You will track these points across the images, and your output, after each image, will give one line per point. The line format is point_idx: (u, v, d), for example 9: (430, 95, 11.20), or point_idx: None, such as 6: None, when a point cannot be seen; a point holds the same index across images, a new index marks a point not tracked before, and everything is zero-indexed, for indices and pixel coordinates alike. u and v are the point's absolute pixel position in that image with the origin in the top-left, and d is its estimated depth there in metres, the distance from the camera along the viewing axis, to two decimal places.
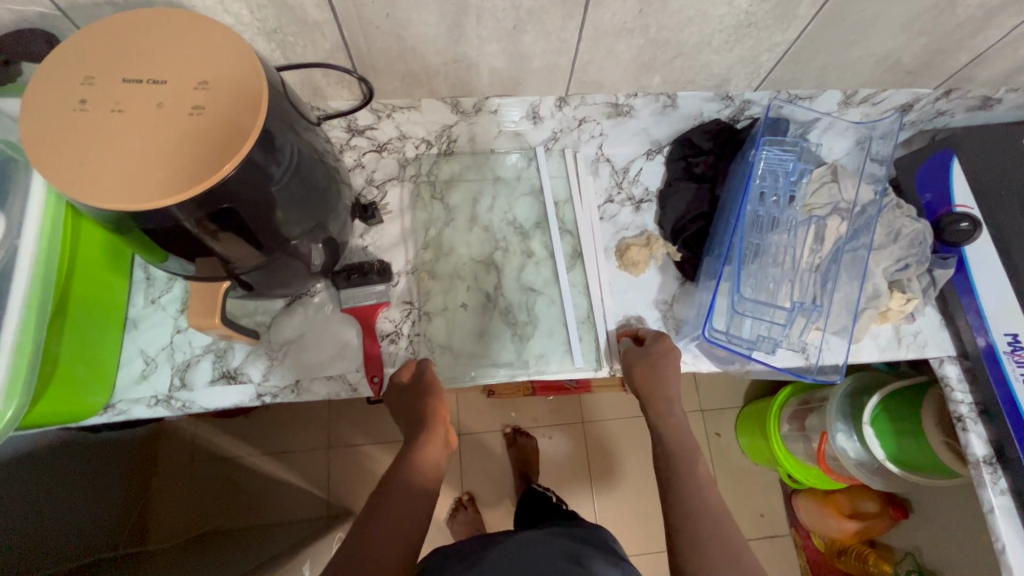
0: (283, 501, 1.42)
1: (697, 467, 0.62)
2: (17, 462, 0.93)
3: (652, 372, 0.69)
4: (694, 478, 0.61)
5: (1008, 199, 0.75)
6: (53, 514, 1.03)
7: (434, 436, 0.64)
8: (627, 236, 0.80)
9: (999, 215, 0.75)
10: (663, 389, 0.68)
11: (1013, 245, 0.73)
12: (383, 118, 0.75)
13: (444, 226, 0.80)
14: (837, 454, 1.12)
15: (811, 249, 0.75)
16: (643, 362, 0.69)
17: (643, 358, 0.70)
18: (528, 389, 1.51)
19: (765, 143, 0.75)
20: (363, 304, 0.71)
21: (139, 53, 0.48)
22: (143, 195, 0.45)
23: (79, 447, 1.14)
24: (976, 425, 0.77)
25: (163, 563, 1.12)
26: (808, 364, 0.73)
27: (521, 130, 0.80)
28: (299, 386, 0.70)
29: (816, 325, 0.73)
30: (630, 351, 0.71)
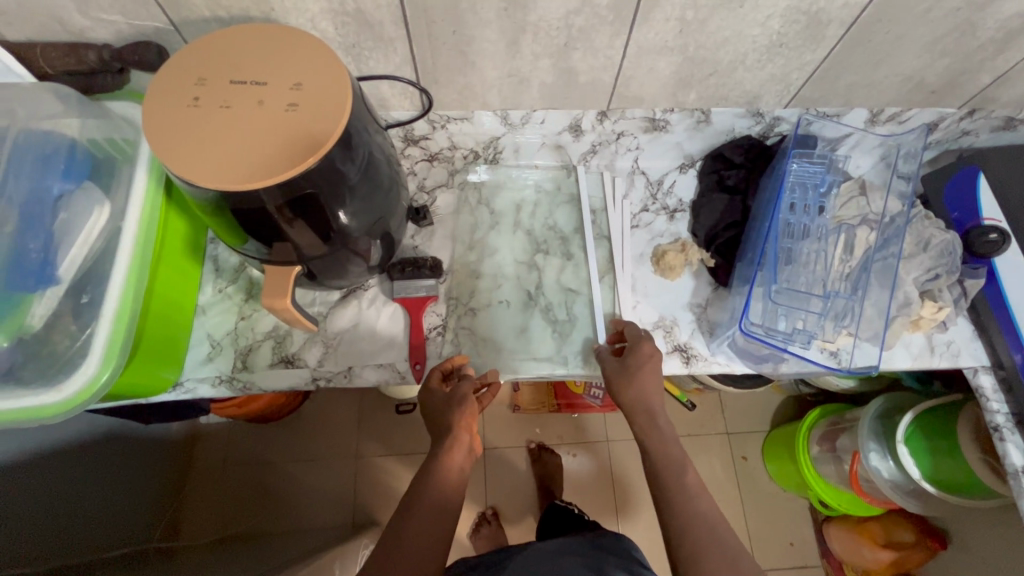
0: (310, 505, 1.44)
1: (682, 481, 0.63)
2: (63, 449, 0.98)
3: (635, 388, 0.67)
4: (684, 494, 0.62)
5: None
6: (92, 504, 1.08)
7: (457, 452, 0.65)
8: (662, 242, 0.84)
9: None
10: (645, 404, 0.67)
11: None
12: (437, 128, 0.82)
13: (489, 229, 0.85)
14: (870, 475, 1.11)
15: (842, 257, 0.79)
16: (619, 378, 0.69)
17: (620, 373, 0.69)
18: (554, 404, 1.52)
19: (794, 156, 0.80)
20: (414, 296, 0.76)
21: (244, 59, 0.55)
22: (236, 178, 0.51)
23: (122, 441, 1.20)
24: (1013, 435, 0.77)
25: (192, 559, 1.14)
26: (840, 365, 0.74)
27: (562, 142, 0.86)
28: (351, 372, 0.74)
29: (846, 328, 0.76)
30: (607, 363, 0.71)
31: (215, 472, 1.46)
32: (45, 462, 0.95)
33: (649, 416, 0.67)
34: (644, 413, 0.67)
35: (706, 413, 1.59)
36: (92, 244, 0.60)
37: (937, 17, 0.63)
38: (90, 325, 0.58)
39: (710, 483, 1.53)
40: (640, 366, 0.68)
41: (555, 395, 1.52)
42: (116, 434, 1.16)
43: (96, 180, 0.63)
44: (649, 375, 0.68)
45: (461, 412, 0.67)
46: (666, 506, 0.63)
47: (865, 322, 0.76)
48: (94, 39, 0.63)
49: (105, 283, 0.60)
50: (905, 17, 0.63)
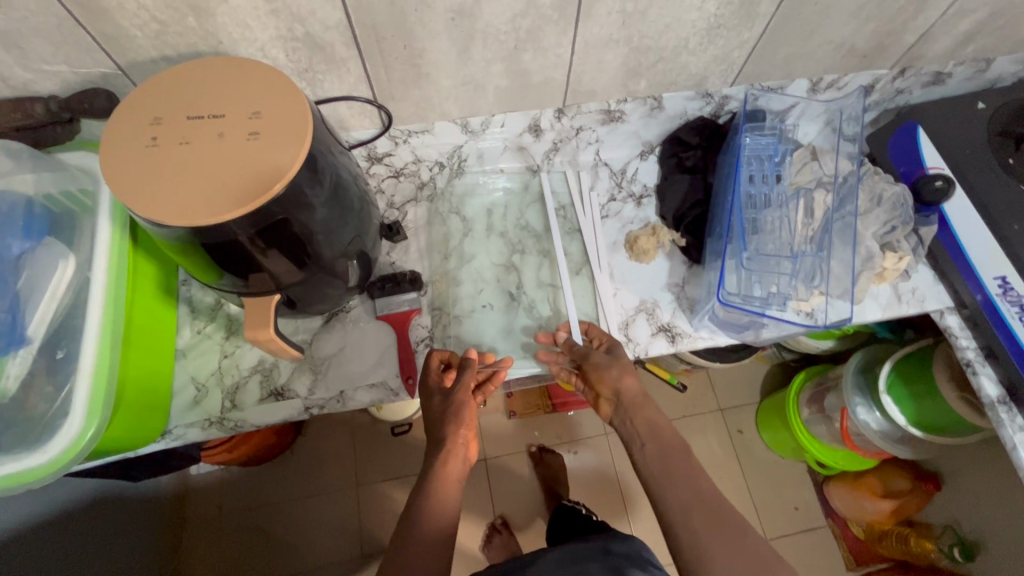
0: (315, 544, 1.41)
1: (683, 464, 0.64)
2: (49, 521, 0.94)
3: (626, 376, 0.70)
4: (686, 475, 0.63)
5: (977, 159, 0.82)
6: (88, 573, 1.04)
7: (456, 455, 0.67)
8: (633, 229, 0.86)
9: (968, 174, 0.82)
10: (638, 391, 0.70)
11: (986, 198, 0.79)
12: (399, 143, 0.83)
13: (463, 237, 0.86)
14: (861, 429, 1.15)
15: (804, 221, 0.82)
16: (612, 368, 0.71)
17: (612, 364, 0.71)
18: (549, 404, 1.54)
19: (746, 130, 0.84)
20: (397, 311, 0.77)
21: (198, 96, 0.55)
22: (201, 213, 0.50)
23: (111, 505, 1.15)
24: (984, 368, 0.81)
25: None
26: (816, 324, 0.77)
27: (524, 143, 0.87)
28: (344, 395, 0.74)
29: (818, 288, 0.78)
30: (598, 355, 0.72)
31: (211, 524, 1.41)
32: (32, 538, 0.90)
33: (645, 401, 0.69)
34: (638, 404, 0.70)
35: (697, 392, 1.62)
36: (60, 300, 0.59)
37: None
38: (67, 384, 0.57)
39: (710, 461, 1.55)
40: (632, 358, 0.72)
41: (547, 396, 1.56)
42: (105, 499, 1.12)
43: (57, 235, 0.61)
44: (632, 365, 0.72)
45: (460, 407, 0.68)
46: (667, 495, 0.62)
47: (835, 282, 0.78)
48: (39, 91, 0.62)
49: (78, 339, 0.58)
50: None
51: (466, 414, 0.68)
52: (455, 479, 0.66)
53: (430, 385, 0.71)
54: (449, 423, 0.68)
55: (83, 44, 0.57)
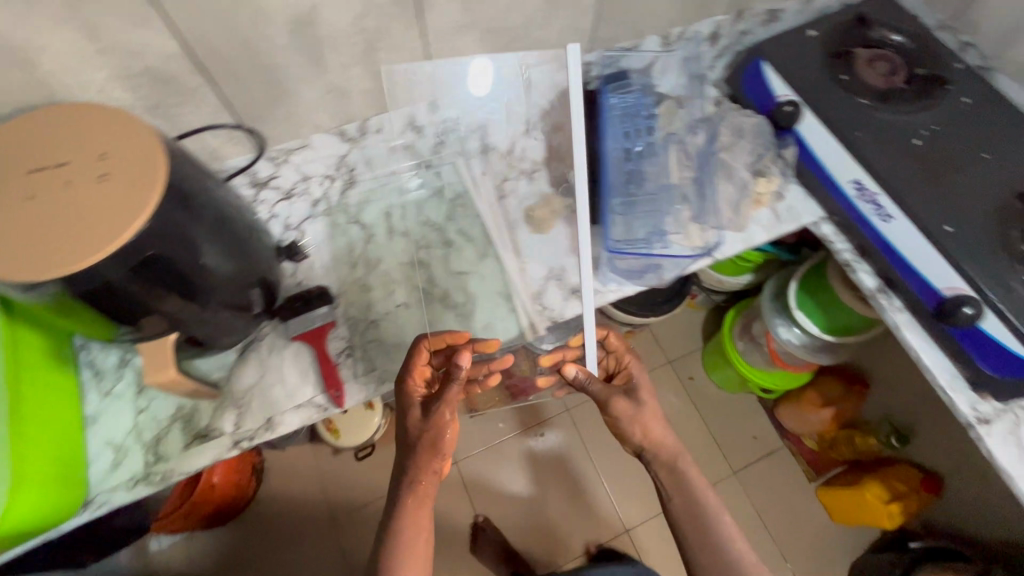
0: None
1: (713, 518, 0.75)
2: None
3: (653, 431, 0.79)
4: (715, 529, 0.75)
5: (818, 80, 0.90)
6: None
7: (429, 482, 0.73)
8: (530, 203, 0.89)
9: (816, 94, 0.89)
10: (668, 444, 0.79)
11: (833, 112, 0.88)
12: (280, 164, 0.84)
13: (366, 242, 0.86)
14: (785, 347, 1.24)
15: (682, 165, 0.92)
16: (639, 419, 0.79)
17: (637, 415, 0.79)
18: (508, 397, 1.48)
19: (612, 93, 0.91)
20: (312, 327, 0.77)
21: (35, 147, 0.54)
22: (62, 261, 0.49)
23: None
24: (860, 263, 0.89)
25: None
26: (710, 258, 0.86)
27: (410, 142, 0.88)
28: (272, 421, 0.73)
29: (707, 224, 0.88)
30: (623, 401, 0.79)
31: None
32: None
33: (674, 457, 0.79)
34: (671, 457, 0.80)
35: (645, 350, 1.69)
36: None
37: None
38: None
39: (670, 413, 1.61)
40: (651, 410, 0.80)
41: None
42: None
43: None
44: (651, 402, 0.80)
45: (447, 431, 0.71)
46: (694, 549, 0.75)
47: (718, 212, 0.88)
48: None
49: None
50: None
51: (440, 444, 0.71)
52: (425, 503, 0.73)
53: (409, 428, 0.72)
54: (428, 454, 0.71)
55: None
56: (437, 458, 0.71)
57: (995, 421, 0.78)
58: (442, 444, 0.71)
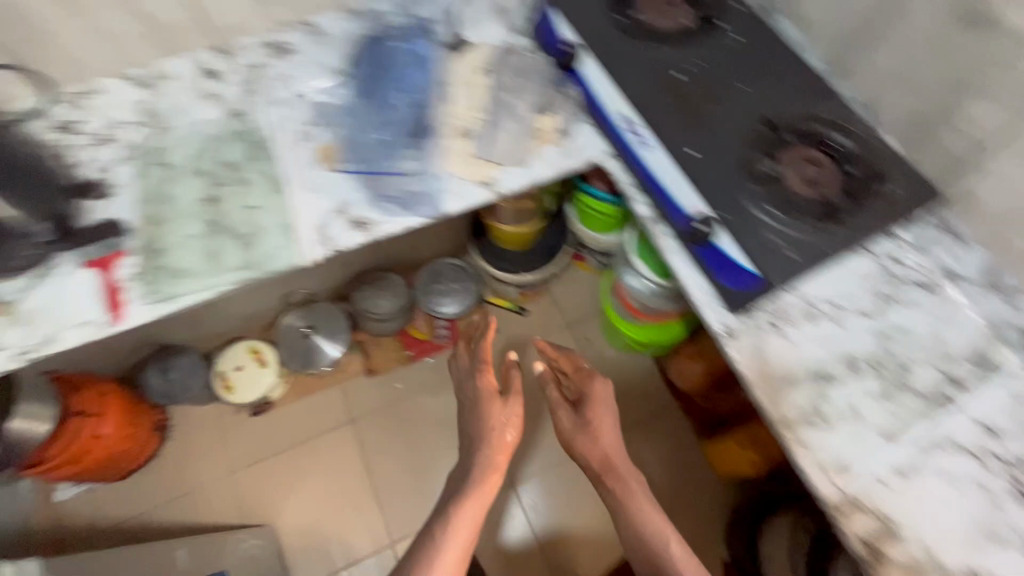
0: (202, 519, 1.56)
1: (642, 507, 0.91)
2: None
3: (596, 438, 0.95)
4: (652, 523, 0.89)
5: (593, 18, 0.94)
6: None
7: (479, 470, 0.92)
8: (325, 142, 0.95)
9: (587, 29, 0.94)
10: (603, 450, 0.94)
11: (599, 48, 0.92)
12: (86, 108, 0.91)
13: (166, 180, 0.92)
14: (634, 294, 1.32)
15: (471, 106, 0.96)
16: (581, 432, 0.96)
17: (583, 427, 0.96)
18: (404, 355, 1.73)
19: (398, 45, 1.01)
20: (102, 254, 0.86)
21: None
22: None
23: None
24: (638, 196, 0.90)
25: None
26: (494, 193, 0.92)
27: (212, 92, 0.97)
28: (50, 337, 0.80)
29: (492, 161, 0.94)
30: (569, 419, 0.98)
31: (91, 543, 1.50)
32: None
33: (614, 467, 0.93)
34: (606, 463, 0.94)
35: (541, 311, 1.81)
36: None
37: None
38: None
39: None
40: (596, 416, 0.96)
41: (406, 347, 1.73)
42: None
43: None
44: (604, 424, 0.96)
45: (508, 431, 0.96)
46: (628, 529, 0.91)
47: (498, 147, 0.94)
48: None
49: None
50: None
51: (510, 413, 0.96)
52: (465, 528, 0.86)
53: (491, 405, 0.97)
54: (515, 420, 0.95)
55: None
56: (510, 432, 0.96)
57: (741, 334, 0.82)
58: (515, 425, 0.96)
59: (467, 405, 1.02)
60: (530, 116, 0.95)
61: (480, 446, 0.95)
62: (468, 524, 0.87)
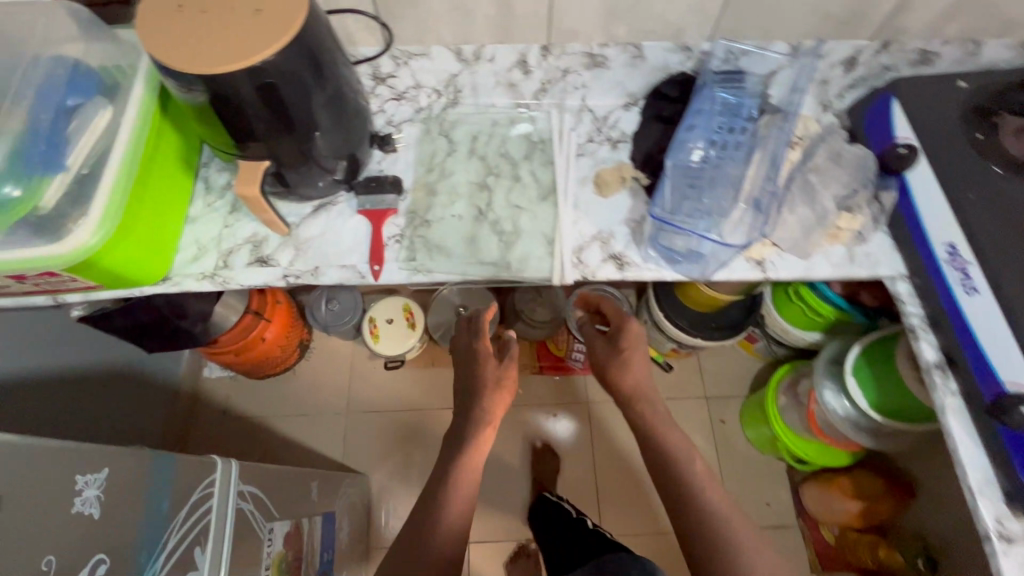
0: (308, 441, 1.63)
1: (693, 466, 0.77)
2: None
3: (622, 371, 0.86)
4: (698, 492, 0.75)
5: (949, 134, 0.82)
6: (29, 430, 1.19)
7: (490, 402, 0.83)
8: (604, 167, 0.92)
9: (937, 142, 0.82)
10: (639, 384, 0.85)
11: (950, 168, 0.80)
12: (400, 65, 0.92)
13: (446, 155, 0.94)
14: (825, 411, 1.19)
15: (766, 175, 0.88)
16: (615, 366, 0.87)
17: (612, 362, 0.87)
18: (536, 366, 1.69)
19: (713, 85, 0.91)
20: (377, 208, 0.87)
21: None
22: (226, 61, 0.61)
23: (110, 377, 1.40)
24: (927, 334, 0.82)
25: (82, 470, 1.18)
26: (764, 275, 0.85)
27: (514, 81, 0.94)
28: (318, 270, 0.84)
29: (771, 241, 0.85)
30: (602, 352, 0.90)
31: (216, 427, 1.62)
32: None
33: (660, 419, 0.82)
34: (641, 402, 0.84)
35: (682, 374, 1.71)
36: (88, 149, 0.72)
37: None
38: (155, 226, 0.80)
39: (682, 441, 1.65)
40: (629, 347, 0.87)
41: (540, 359, 1.70)
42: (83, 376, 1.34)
43: (105, 96, 0.76)
44: (634, 360, 0.86)
45: (499, 375, 0.85)
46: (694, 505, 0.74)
47: (784, 231, 0.85)
48: None
49: (95, 183, 0.71)
50: None
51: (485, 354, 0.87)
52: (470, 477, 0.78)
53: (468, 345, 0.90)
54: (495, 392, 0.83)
55: None
56: (502, 392, 0.85)
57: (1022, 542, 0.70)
58: (506, 372, 0.86)
59: (461, 360, 0.91)
60: (829, 204, 0.85)
61: (473, 399, 0.84)
62: (464, 494, 0.77)
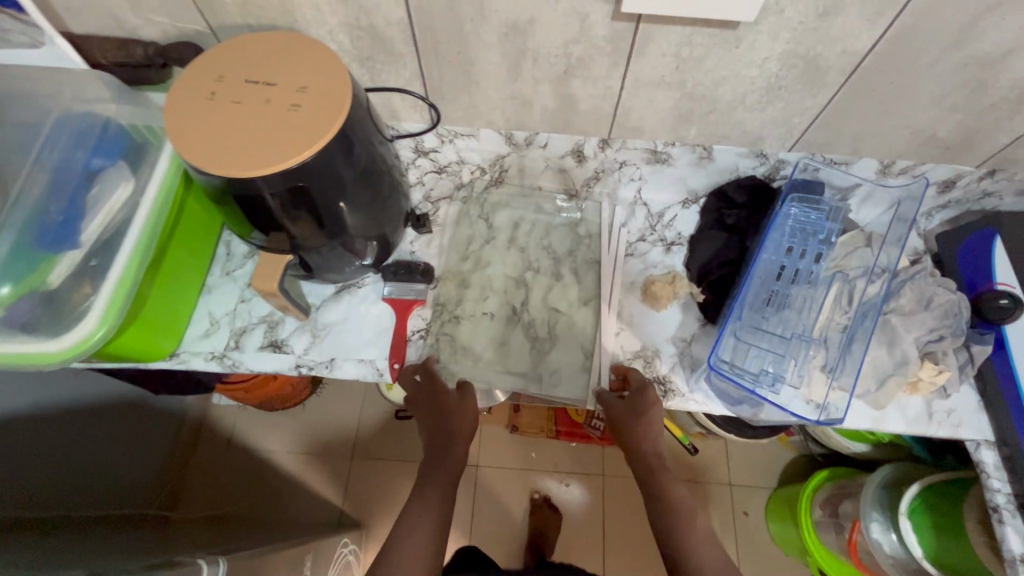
0: (299, 476, 1.52)
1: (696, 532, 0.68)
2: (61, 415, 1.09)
3: (629, 425, 0.72)
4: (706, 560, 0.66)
5: None
6: None
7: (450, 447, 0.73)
8: (655, 273, 0.84)
9: None
10: (644, 441, 0.73)
11: None
12: (445, 142, 0.85)
13: (483, 242, 0.88)
14: (871, 547, 1.06)
15: (837, 307, 0.77)
16: (620, 420, 0.73)
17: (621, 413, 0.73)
18: (551, 431, 1.53)
19: (793, 199, 0.79)
20: (403, 297, 0.79)
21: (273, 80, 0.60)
22: (249, 164, 0.55)
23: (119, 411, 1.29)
24: (1014, 519, 0.71)
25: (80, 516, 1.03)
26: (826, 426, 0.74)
27: (566, 167, 0.87)
28: (333, 362, 0.78)
29: (839, 385, 0.73)
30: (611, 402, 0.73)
31: (215, 458, 1.53)
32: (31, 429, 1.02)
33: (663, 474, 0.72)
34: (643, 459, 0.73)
35: (708, 458, 1.59)
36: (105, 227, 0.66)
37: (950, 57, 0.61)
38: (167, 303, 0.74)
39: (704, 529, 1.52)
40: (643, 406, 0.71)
41: (555, 424, 1.52)
42: (101, 408, 1.23)
43: (129, 162, 0.71)
44: (645, 417, 0.72)
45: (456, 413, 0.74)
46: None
47: None
48: (144, 36, 0.71)
49: (110, 264, 0.65)
50: (919, 48, 0.60)
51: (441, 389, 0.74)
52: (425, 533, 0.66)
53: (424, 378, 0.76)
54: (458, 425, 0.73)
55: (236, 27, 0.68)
56: (462, 420, 0.74)
57: None
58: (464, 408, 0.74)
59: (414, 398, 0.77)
60: (908, 351, 0.73)
61: (433, 435, 0.73)
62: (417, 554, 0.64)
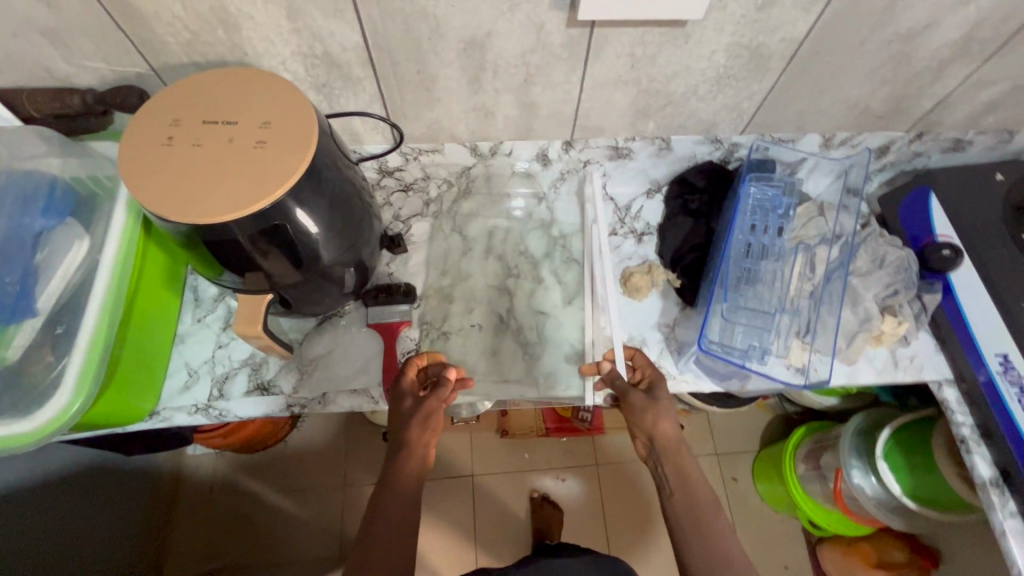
0: (292, 514, 1.46)
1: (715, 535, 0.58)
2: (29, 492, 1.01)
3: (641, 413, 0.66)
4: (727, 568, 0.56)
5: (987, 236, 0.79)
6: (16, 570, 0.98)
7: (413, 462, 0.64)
8: (630, 264, 0.86)
9: (978, 244, 0.79)
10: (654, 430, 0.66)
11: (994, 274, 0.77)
12: (410, 160, 0.85)
13: (461, 254, 0.88)
14: (854, 492, 1.13)
15: (803, 274, 0.83)
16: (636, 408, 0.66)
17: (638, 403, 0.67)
18: (542, 428, 1.55)
19: (750, 180, 0.85)
20: (386, 321, 0.78)
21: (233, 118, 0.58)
22: (219, 208, 0.53)
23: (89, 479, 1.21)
24: (979, 447, 0.77)
25: None
26: None
27: (533, 171, 0.88)
28: (326, 397, 0.76)
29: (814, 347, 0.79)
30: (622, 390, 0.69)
31: (200, 509, 1.46)
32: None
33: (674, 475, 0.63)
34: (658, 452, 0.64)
35: (694, 432, 1.65)
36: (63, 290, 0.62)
37: (877, 34, 0.66)
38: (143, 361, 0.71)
39: None
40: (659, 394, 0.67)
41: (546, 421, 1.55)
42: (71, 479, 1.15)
43: (80, 217, 0.67)
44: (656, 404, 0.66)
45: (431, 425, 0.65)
46: None
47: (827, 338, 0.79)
48: (80, 84, 0.67)
49: (75, 329, 0.62)
50: (850, 29, 0.65)
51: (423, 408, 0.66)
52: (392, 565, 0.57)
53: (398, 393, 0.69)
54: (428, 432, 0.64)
55: (181, 65, 0.65)
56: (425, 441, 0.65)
57: None
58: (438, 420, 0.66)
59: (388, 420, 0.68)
60: (869, 308, 0.80)
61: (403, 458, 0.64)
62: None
